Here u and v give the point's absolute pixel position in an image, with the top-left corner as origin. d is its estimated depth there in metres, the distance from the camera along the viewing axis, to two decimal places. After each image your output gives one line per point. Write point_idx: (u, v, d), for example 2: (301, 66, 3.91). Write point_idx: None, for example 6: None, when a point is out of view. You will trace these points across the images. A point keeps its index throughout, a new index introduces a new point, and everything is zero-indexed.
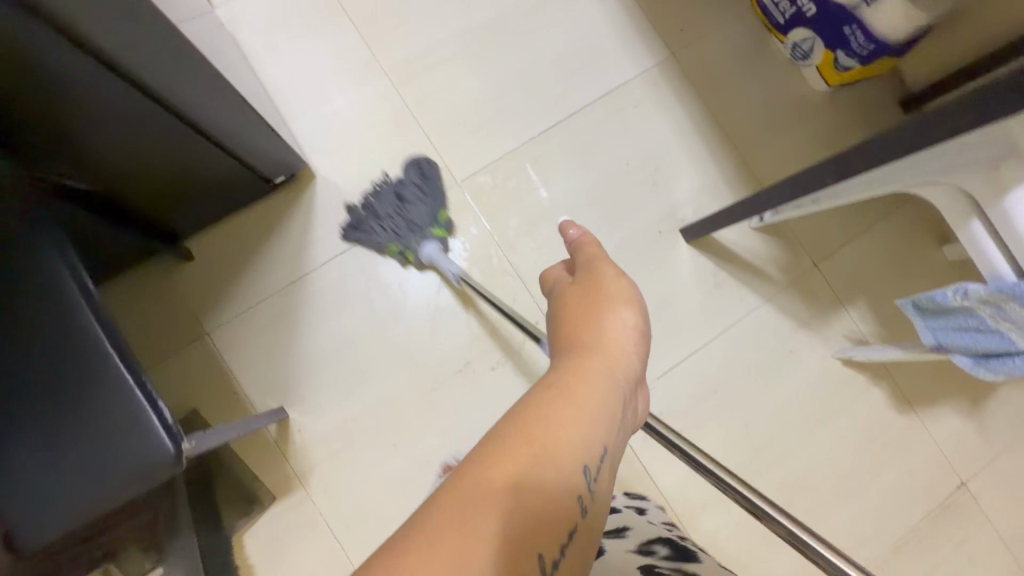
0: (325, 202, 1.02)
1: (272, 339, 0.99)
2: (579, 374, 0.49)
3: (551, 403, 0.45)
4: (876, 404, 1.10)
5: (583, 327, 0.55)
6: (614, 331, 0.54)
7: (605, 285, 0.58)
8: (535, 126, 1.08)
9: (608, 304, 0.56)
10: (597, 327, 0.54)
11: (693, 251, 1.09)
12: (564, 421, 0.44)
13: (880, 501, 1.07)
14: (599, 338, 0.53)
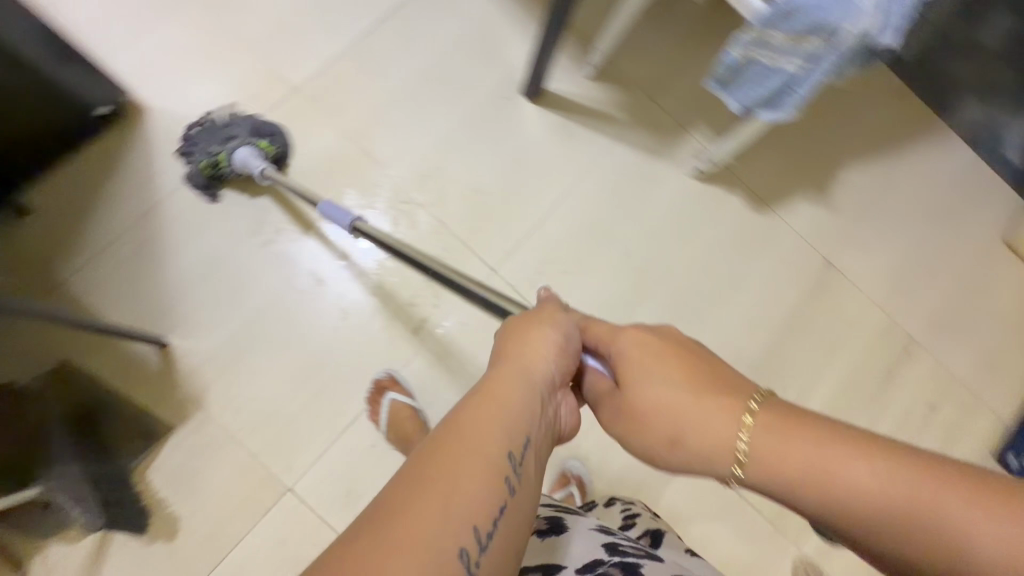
0: (164, 129, 1.01)
1: (134, 272, 0.97)
2: (502, 392, 0.44)
3: (475, 437, 0.40)
4: (737, 210, 1.19)
5: (520, 349, 0.49)
6: (538, 351, 0.49)
7: (540, 313, 0.53)
8: (361, 23, 1.12)
9: (545, 337, 0.50)
10: (528, 351, 0.49)
11: (537, 109, 1.15)
12: (491, 429, 0.41)
13: (758, 294, 1.16)
14: (525, 368, 0.47)
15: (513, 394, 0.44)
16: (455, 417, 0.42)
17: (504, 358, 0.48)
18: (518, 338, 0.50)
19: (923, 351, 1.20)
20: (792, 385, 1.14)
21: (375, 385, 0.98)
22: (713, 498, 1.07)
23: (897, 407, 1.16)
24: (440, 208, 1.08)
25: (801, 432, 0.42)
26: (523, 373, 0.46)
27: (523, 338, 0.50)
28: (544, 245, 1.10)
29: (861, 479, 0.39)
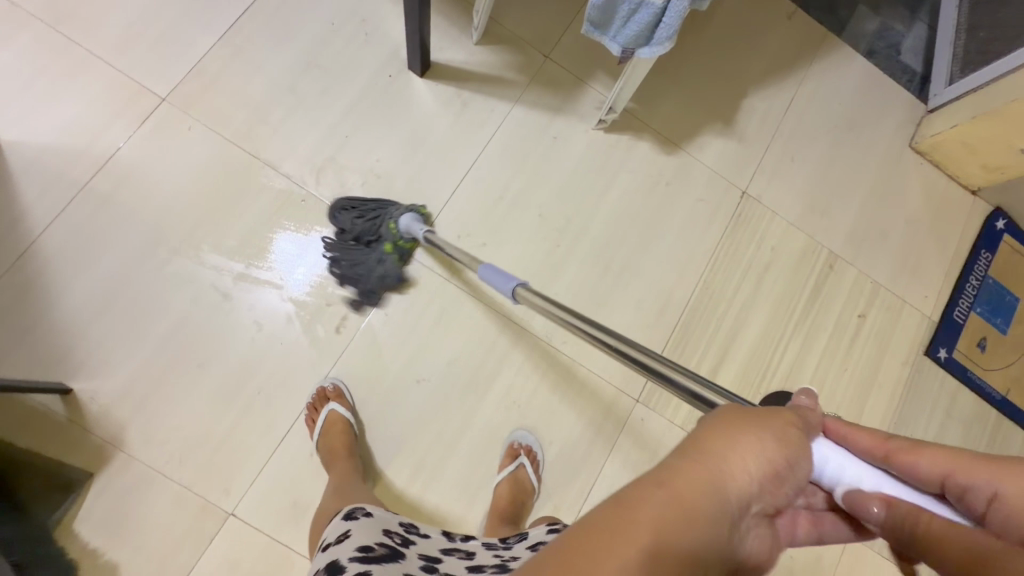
0: (22, 162, 0.93)
1: (20, 319, 0.90)
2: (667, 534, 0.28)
3: (641, 557, 0.27)
4: (649, 153, 1.18)
5: (725, 449, 0.32)
6: (745, 472, 0.32)
7: (774, 418, 0.36)
8: (224, 17, 1.05)
9: (760, 441, 0.34)
10: (739, 458, 0.32)
11: (428, 83, 1.11)
12: (658, 563, 0.27)
13: (680, 235, 1.16)
14: (729, 481, 0.31)
15: (703, 518, 0.29)
16: (604, 511, 0.29)
17: (709, 462, 0.32)
18: (729, 432, 0.33)
19: (846, 264, 1.23)
20: (726, 318, 1.15)
21: (319, 392, 0.96)
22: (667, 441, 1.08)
23: (830, 321, 1.19)
24: (342, 200, 1.03)
25: (1019, 506, 0.34)
26: (723, 485, 0.31)
27: (736, 434, 0.33)
28: (459, 221, 1.07)
29: (1000, 538, 0.33)
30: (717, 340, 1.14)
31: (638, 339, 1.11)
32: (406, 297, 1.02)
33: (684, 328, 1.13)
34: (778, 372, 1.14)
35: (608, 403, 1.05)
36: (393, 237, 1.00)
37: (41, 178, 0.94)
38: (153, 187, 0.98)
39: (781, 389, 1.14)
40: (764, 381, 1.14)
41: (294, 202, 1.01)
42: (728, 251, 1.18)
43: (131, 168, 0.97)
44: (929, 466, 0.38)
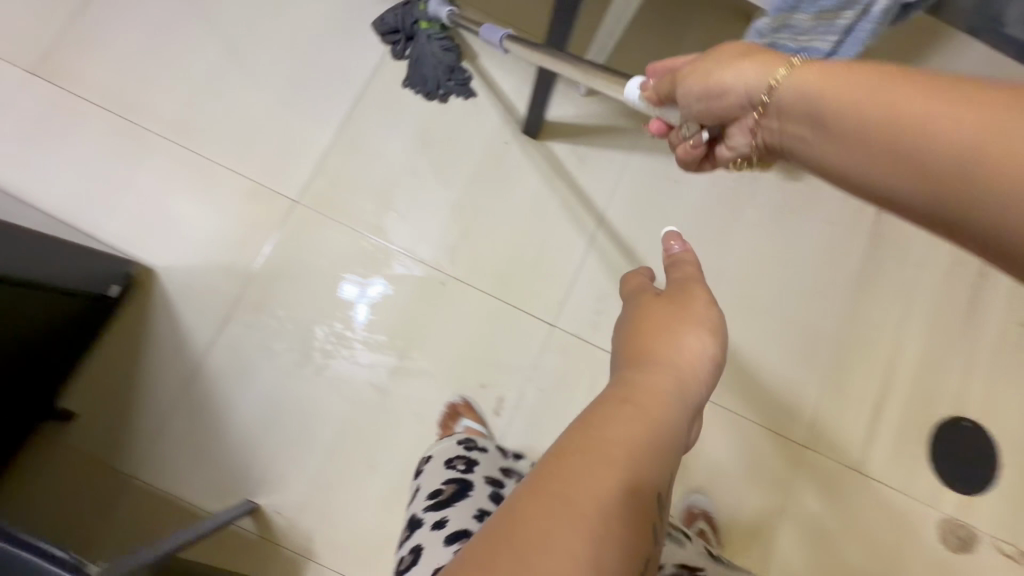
0: (178, 288, 0.95)
1: (200, 443, 0.92)
2: (640, 387, 0.40)
3: (622, 448, 0.35)
4: (774, 183, 1.13)
5: (662, 347, 0.45)
6: (686, 351, 0.44)
7: (694, 302, 0.49)
8: (338, 109, 1.05)
9: (693, 328, 0.46)
10: (673, 351, 0.44)
11: (542, 144, 1.08)
12: (640, 440, 0.36)
13: (820, 265, 1.11)
14: (675, 373, 0.42)
15: (662, 400, 0.40)
16: (589, 421, 0.37)
17: (654, 363, 0.43)
18: (663, 330, 0.46)
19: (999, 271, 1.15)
20: (880, 346, 1.09)
21: (448, 409, 0.96)
22: (841, 486, 1.03)
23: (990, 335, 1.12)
24: (478, 278, 1.02)
25: (889, 95, 0.39)
26: (668, 372, 0.42)
27: (677, 330, 0.46)
28: (595, 282, 1.04)
29: (945, 129, 0.35)
30: (874, 371, 1.08)
31: (794, 381, 1.06)
32: (556, 370, 1.00)
33: (839, 362, 1.08)
34: (945, 397, 1.08)
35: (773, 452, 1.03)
36: (423, 15, 1.04)
37: (196, 300, 0.95)
38: (297, 290, 0.98)
39: (950, 415, 1.07)
40: (931, 410, 1.08)
41: (433, 287, 1.01)
42: (871, 274, 1.12)
43: (276, 275, 0.98)
44: (787, 94, 0.48)
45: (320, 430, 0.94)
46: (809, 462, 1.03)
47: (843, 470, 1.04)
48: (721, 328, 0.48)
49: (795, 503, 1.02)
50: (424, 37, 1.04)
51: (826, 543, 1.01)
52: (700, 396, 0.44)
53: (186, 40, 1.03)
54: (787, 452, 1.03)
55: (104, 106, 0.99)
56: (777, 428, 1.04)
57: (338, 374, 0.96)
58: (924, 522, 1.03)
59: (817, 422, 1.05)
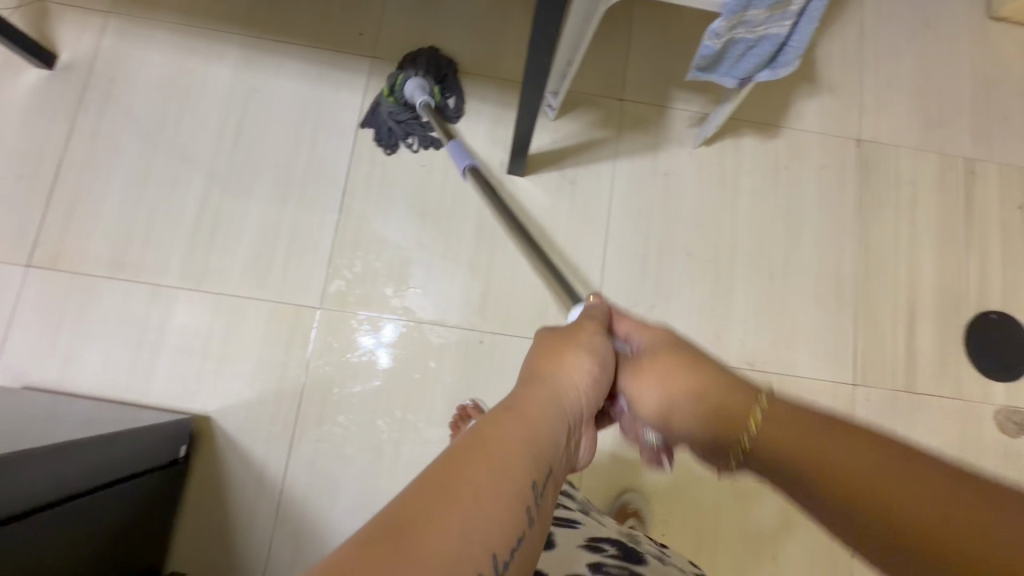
0: (239, 424, 0.98)
1: (308, 562, 0.95)
2: (535, 400, 0.46)
3: (511, 446, 0.39)
4: (756, 146, 1.16)
5: (550, 370, 0.51)
6: (573, 367, 0.52)
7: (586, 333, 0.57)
8: (331, 206, 1.06)
9: (573, 356, 0.53)
10: (560, 369, 0.52)
11: (531, 178, 1.10)
12: (524, 441, 0.41)
13: (821, 210, 1.15)
14: (554, 393, 0.49)
15: (541, 416, 0.45)
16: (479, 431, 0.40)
17: (541, 388, 0.48)
18: (558, 353, 0.54)
19: (984, 164, 1.19)
20: (897, 269, 1.14)
21: (460, 410, 1.00)
22: (900, 411, 1.08)
23: (995, 229, 1.16)
24: (513, 325, 1.05)
25: None
26: (547, 394, 0.48)
27: (568, 352, 0.54)
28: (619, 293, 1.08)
29: None
30: (898, 293, 1.13)
31: (830, 326, 1.10)
32: None
33: (866, 296, 1.12)
34: (968, 297, 1.13)
35: (831, 399, 1.08)
36: (394, 84, 1.05)
37: (260, 429, 0.98)
38: (349, 390, 1.00)
39: (979, 314, 1.13)
40: (961, 315, 1.13)
41: (474, 346, 1.04)
42: (870, 204, 1.16)
43: (325, 383, 1.00)
44: None
45: None
46: (865, 398, 1.08)
47: (897, 395, 1.09)
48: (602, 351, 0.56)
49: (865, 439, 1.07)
50: (387, 106, 1.06)
51: None
52: (572, 415, 0.50)
53: (167, 187, 1.05)
54: (844, 395, 1.08)
55: (113, 274, 1.01)
56: (828, 376, 1.08)
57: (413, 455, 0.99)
58: (983, 420, 1.09)
59: (861, 357, 1.10)
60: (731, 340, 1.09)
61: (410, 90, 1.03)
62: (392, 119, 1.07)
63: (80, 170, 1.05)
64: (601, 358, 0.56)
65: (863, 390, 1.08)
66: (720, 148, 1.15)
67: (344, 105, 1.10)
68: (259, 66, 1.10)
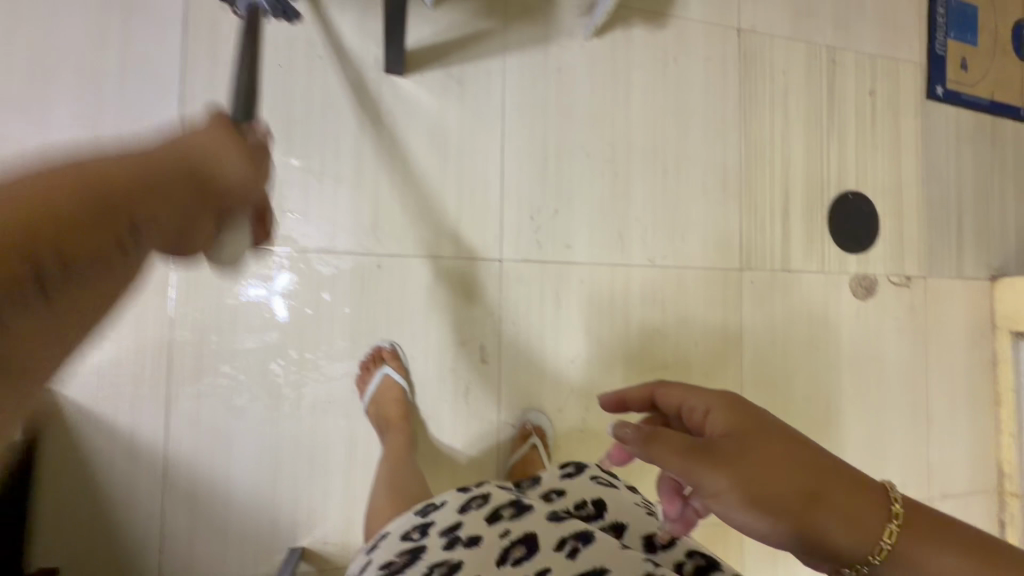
0: (95, 392, 0.82)
1: (211, 525, 0.86)
2: (139, 173, 0.40)
3: (49, 221, 0.35)
4: (646, 36, 1.12)
5: (211, 155, 0.44)
6: (232, 159, 0.45)
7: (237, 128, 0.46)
8: (165, 119, 0.86)
9: (247, 160, 0.46)
10: (228, 168, 0.44)
11: (414, 77, 0.98)
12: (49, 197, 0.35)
13: (707, 103, 1.16)
14: (221, 185, 0.44)
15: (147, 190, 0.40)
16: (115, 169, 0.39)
17: (192, 172, 0.43)
18: (221, 138, 0.45)
19: (844, 53, 1.27)
20: (773, 157, 1.21)
21: (373, 354, 0.94)
22: (776, 287, 1.19)
23: (850, 114, 1.27)
24: (412, 244, 0.97)
25: None
26: (194, 181, 0.43)
27: (224, 142, 0.45)
28: (520, 200, 1.03)
29: None
30: (772, 180, 1.20)
31: (717, 217, 1.16)
32: (520, 298, 1.02)
33: (747, 185, 1.18)
34: (830, 179, 1.24)
35: (721, 283, 1.15)
36: None
37: (121, 393, 0.83)
38: (227, 335, 0.87)
39: (837, 194, 1.25)
40: (824, 196, 1.24)
41: (370, 272, 0.94)
42: (749, 96, 1.19)
43: (196, 329, 0.86)
44: None
45: (328, 456, 0.92)
46: (747, 280, 1.17)
47: (774, 273, 1.19)
48: (258, 158, 0.48)
49: (749, 316, 1.17)
50: None
51: (779, 333, 1.19)
52: (232, 214, 0.47)
53: None
54: (732, 278, 1.16)
55: None
56: (717, 263, 1.15)
57: (320, 397, 0.92)
58: (840, 287, 1.24)
59: (744, 243, 1.17)
60: (632, 239, 1.10)
61: None
62: None
63: None
64: (257, 165, 0.47)
65: (747, 273, 1.17)
66: (611, 40, 1.09)
67: None
68: None
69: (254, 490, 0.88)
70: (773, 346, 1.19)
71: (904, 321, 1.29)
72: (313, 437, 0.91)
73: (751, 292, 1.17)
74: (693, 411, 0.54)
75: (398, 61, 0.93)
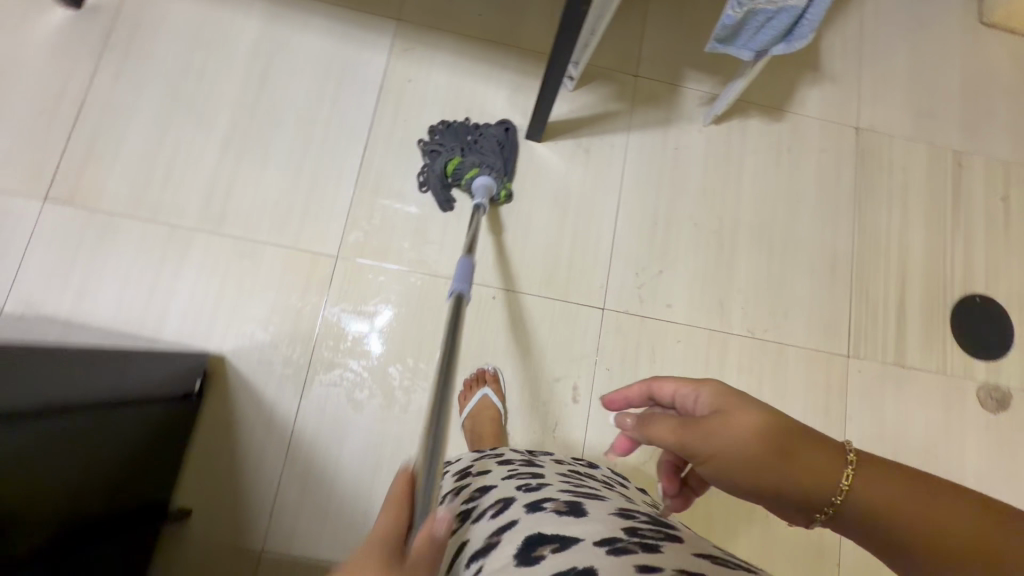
0: (255, 366, 0.99)
1: (316, 502, 0.96)
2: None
3: None
4: (761, 127, 1.21)
5: None
6: None
7: None
8: (351, 159, 1.09)
9: None
10: None
11: (548, 144, 1.14)
12: None
13: (819, 192, 1.20)
14: None
15: None
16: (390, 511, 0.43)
17: None
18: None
19: (971, 157, 1.27)
20: (888, 249, 1.20)
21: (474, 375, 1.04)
22: (888, 382, 1.14)
23: (979, 216, 1.24)
24: (526, 284, 1.08)
25: None
26: None
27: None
28: (628, 257, 1.12)
29: None
30: (887, 271, 1.19)
31: (825, 300, 1.16)
32: (617, 347, 1.08)
33: (859, 273, 1.18)
34: (954, 280, 1.20)
35: (826, 367, 1.12)
36: (471, 166, 1.06)
37: (272, 370, 0.99)
38: (362, 337, 1.02)
39: (963, 295, 1.19)
40: (947, 295, 1.19)
41: (486, 302, 1.06)
42: (864, 188, 1.22)
43: (339, 327, 1.02)
44: None
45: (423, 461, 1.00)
46: (854, 369, 1.13)
47: (887, 367, 1.14)
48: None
49: (855, 406, 1.12)
50: (449, 152, 1.07)
51: (890, 431, 1.12)
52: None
53: (189, 131, 1.07)
54: (837, 364, 1.13)
55: (132, 213, 1.02)
56: (821, 346, 1.13)
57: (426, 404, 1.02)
58: (964, 393, 1.15)
59: (852, 329, 1.15)
60: (733, 309, 1.13)
61: (480, 183, 1.04)
62: (437, 150, 1.08)
63: (102, 111, 1.05)
64: None
65: (855, 361, 1.14)
66: (727, 127, 1.20)
67: (369, 63, 1.13)
68: (285, 23, 1.12)
69: (356, 479, 0.98)
70: (881, 443, 1.11)
71: None
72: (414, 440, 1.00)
73: (858, 382, 1.13)
74: (686, 399, 0.57)
75: (539, 128, 1.10)
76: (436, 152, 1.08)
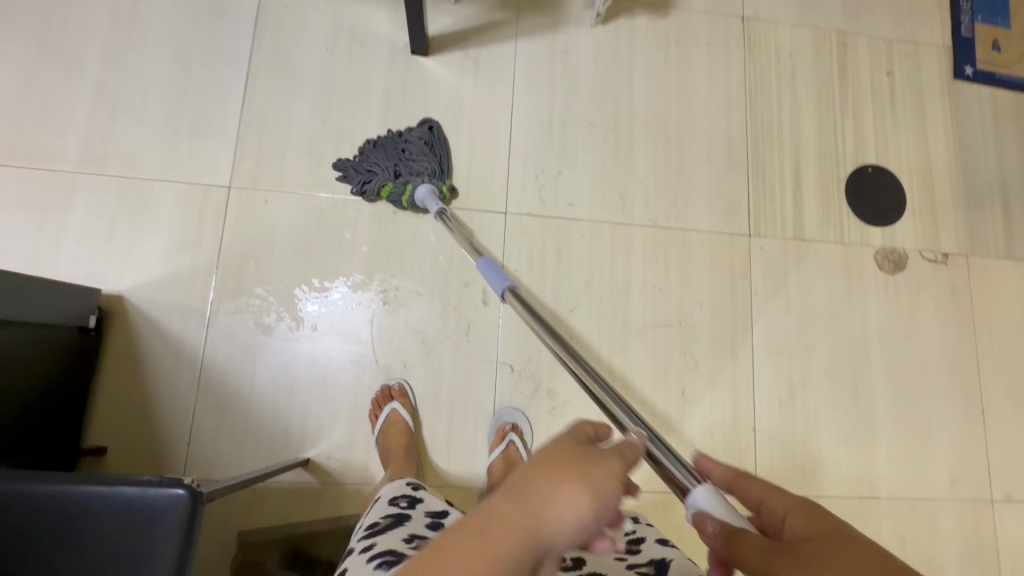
0: (157, 301, 0.98)
1: (234, 426, 0.97)
2: (512, 516, 0.36)
3: None
4: (648, 24, 1.23)
5: (546, 508, 0.37)
6: (562, 506, 0.37)
7: (591, 471, 0.40)
8: (234, 89, 1.07)
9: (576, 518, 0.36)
10: (553, 512, 0.37)
11: (435, 57, 1.14)
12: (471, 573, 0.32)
13: (710, 82, 1.23)
14: (545, 527, 0.36)
15: (512, 531, 0.35)
16: (436, 547, 0.33)
17: (530, 538, 0.35)
18: (550, 480, 0.38)
19: (855, 37, 1.30)
20: (781, 130, 1.23)
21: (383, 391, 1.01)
22: (790, 256, 1.18)
23: (866, 92, 1.28)
24: None
25: None
26: (528, 536, 0.35)
27: (559, 481, 0.38)
28: (526, 161, 1.13)
29: None
30: (781, 152, 1.22)
31: (724, 185, 1.19)
32: (523, 248, 1.10)
33: (755, 156, 1.21)
34: (846, 154, 1.24)
35: (729, 248, 1.16)
36: (406, 184, 1.04)
37: (176, 303, 0.99)
38: (263, 262, 1.02)
39: (855, 167, 1.24)
40: (840, 169, 1.23)
41: (387, 216, 1.07)
42: (754, 75, 1.25)
43: (240, 256, 1.01)
44: None
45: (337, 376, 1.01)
46: (757, 247, 1.17)
47: (788, 241, 1.18)
48: (603, 501, 0.38)
49: (760, 282, 1.16)
50: (380, 169, 1.04)
51: (795, 301, 1.16)
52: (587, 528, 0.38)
53: (63, 77, 1.04)
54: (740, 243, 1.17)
55: (12, 163, 0.99)
56: (723, 229, 1.17)
57: (335, 321, 1.02)
58: (863, 259, 1.20)
59: (752, 210, 1.19)
60: (636, 201, 1.15)
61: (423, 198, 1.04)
62: (367, 168, 1.05)
63: None
64: (597, 496, 0.38)
65: (757, 240, 1.17)
66: (613, 26, 1.21)
67: None
68: None
69: (273, 400, 0.98)
70: (787, 313, 1.16)
71: (943, 298, 1.21)
72: (327, 356, 1.01)
73: (761, 259, 1.17)
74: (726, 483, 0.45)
75: (421, 39, 1.09)
76: (366, 169, 1.05)
